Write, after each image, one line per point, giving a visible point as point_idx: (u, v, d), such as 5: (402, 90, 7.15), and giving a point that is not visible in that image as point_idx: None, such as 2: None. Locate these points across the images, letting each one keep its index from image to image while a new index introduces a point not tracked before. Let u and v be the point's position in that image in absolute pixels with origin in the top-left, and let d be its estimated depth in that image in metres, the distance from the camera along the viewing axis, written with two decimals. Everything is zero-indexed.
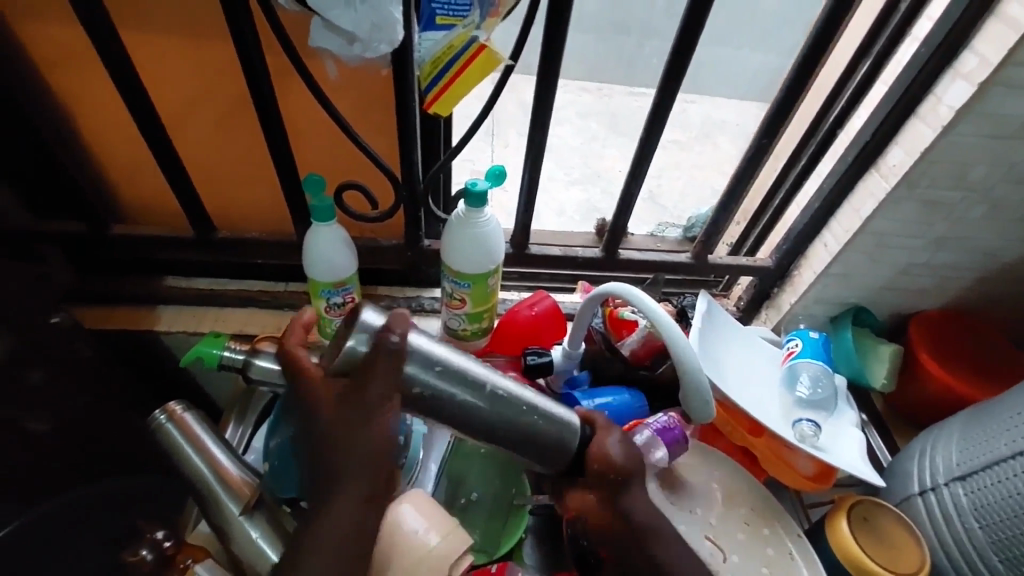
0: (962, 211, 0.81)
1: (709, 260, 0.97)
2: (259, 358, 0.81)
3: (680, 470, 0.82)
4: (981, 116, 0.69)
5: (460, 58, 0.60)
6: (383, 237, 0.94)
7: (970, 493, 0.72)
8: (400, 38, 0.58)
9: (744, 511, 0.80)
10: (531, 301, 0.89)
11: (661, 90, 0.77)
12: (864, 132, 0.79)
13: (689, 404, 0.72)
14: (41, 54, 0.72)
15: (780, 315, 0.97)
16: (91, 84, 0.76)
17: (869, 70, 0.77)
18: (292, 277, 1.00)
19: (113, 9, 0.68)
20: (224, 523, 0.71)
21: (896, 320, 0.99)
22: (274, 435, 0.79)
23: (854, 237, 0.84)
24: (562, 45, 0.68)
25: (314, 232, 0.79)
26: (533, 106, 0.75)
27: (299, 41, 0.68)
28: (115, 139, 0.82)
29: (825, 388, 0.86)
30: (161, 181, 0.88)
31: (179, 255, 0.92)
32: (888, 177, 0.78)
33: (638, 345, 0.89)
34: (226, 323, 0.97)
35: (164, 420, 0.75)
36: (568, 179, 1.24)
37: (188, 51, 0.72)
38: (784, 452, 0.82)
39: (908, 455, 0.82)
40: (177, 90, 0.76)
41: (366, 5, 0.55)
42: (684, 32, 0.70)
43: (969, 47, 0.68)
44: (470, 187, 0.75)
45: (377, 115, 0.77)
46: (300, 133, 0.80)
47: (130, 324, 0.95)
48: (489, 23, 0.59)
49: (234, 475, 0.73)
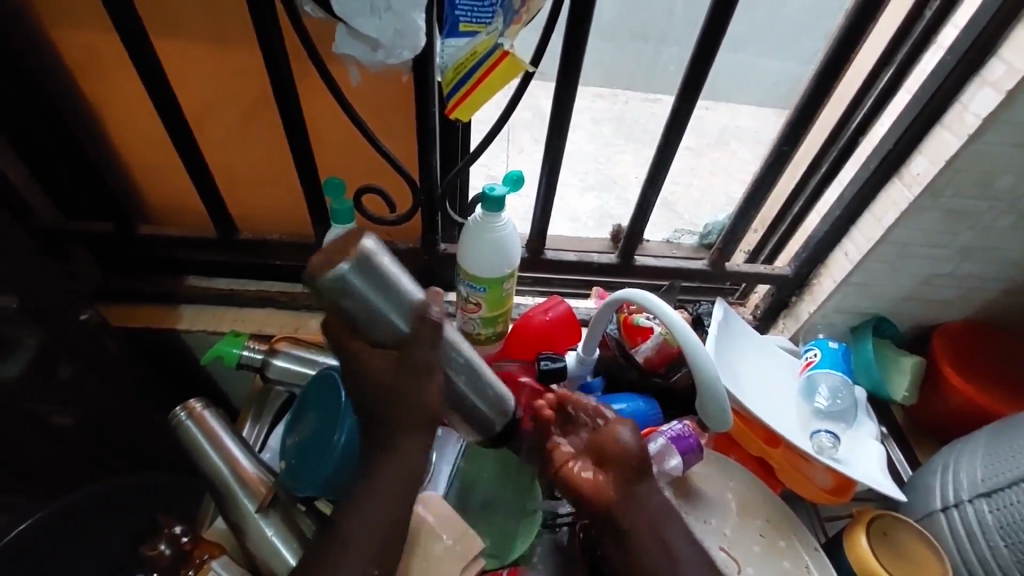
0: (988, 221, 0.80)
1: (726, 268, 0.96)
2: (277, 358, 0.85)
3: (695, 479, 0.81)
4: (1008, 125, 0.68)
5: (483, 65, 0.61)
6: (400, 241, 0.94)
7: (996, 510, 0.70)
8: (422, 44, 0.60)
9: (759, 523, 0.79)
10: (547, 306, 0.89)
11: (680, 97, 0.77)
12: (886, 140, 0.78)
13: (705, 412, 0.71)
14: (76, 60, 0.75)
15: (798, 325, 0.96)
16: (122, 88, 0.78)
17: (892, 78, 0.76)
18: (309, 278, 1.01)
19: (145, 16, 0.70)
20: (241, 520, 0.72)
21: (917, 332, 0.97)
22: (291, 433, 0.73)
23: (875, 246, 0.82)
24: (582, 51, 0.69)
25: (333, 235, 0.80)
26: (552, 111, 0.76)
27: (324, 48, 0.70)
28: (143, 141, 0.84)
29: (844, 399, 0.85)
30: (186, 183, 0.90)
31: (202, 256, 0.94)
32: (911, 186, 0.77)
33: (653, 352, 0.88)
34: (245, 323, 0.98)
35: (184, 417, 0.76)
36: (582, 186, 1.26)
37: (216, 56, 0.74)
38: (802, 463, 0.80)
39: (930, 470, 0.80)
40: (205, 95, 0.78)
41: (390, 12, 0.56)
42: (705, 40, 0.70)
43: (996, 55, 0.67)
44: (487, 191, 0.75)
45: (399, 120, 0.78)
46: (322, 137, 0.82)
47: (153, 322, 0.97)
48: (512, 30, 0.58)
49: (251, 473, 0.74)
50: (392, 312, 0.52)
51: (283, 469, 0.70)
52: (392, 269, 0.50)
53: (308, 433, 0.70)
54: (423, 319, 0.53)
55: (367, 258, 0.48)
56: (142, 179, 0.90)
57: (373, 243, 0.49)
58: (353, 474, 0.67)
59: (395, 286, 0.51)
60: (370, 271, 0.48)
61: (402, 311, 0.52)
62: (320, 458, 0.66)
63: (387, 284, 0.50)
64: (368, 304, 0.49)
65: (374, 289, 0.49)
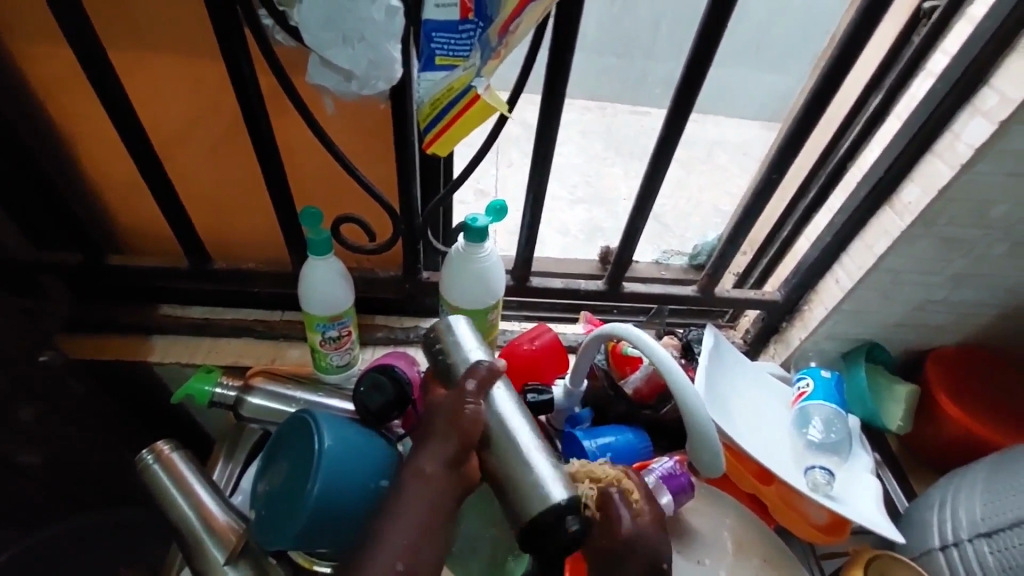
0: (981, 249, 0.78)
1: (716, 293, 0.94)
2: (251, 396, 0.82)
3: (686, 516, 0.78)
4: (1001, 156, 0.67)
5: (457, 104, 0.58)
6: (381, 269, 0.91)
7: (997, 551, 0.68)
8: (398, 76, 0.57)
9: (756, 563, 0.76)
10: (533, 334, 0.85)
11: (669, 123, 0.73)
12: (877, 166, 0.76)
13: (699, 457, 0.67)
14: (40, 82, 0.71)
15: (789, 351, 0.94)
16: (85, 110, 0.74)
17: (881, 103, 0.76)
18: (287, 306, 0.97)
19: (104, 34, 0.67)
20: (208, 571, 0.68)
21: (910, 356, 0.96)
22: (262, 478, 0.69)
23: (867, 275, 0.81)
24: (566, 77, 0.66)
25: (310, 266, 0.77)
26: (536, 137, 0.73)
27: (295, 77, 0.67)
28: (111, 166, 0.81)
29: (838, 432, 0.83)
30: (154, 209, 0.86)
31: (176, 285, 0.90)
32: (903, 215, 0.75)
33: (641, 383, 0.86)
34: (219, 355, 0.94)
35: (151, 461, 0.73)
36: (571, 199, 1.23)
37: (182, 78, 0.71)
38: (796, 501, 0.78)
39: (927, 504, 0.78)
40: (174, 118, 0.75)
41: (363, 43, 0.54)
42: (692, 66, 0.67)
43: (988, 83, 0.65)
44: (469, 222, 0.73)
45: (376, 148, 0.75)
46: (297, 163, 0.79)
47: (123, 355, 0.91)
48: (490, 67, 0.55)
49: (220, 519, 0.71)
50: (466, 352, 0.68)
51: (252, 521, 0.67)
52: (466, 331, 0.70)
53: (278, 481, 0.66)
54: (482, 369, 0.63)
55: (450, 316, 0.71)
56: (114, 207, 0.86)
57: (500, 388, 0.64)
58: (327, 526, 0.63)
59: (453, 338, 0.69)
60: (461, 333, 0.69)
61: (502, 401, 0.63)
62: (292, 508, 0.63)
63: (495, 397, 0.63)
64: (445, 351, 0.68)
65: (452, 345, 0.68)
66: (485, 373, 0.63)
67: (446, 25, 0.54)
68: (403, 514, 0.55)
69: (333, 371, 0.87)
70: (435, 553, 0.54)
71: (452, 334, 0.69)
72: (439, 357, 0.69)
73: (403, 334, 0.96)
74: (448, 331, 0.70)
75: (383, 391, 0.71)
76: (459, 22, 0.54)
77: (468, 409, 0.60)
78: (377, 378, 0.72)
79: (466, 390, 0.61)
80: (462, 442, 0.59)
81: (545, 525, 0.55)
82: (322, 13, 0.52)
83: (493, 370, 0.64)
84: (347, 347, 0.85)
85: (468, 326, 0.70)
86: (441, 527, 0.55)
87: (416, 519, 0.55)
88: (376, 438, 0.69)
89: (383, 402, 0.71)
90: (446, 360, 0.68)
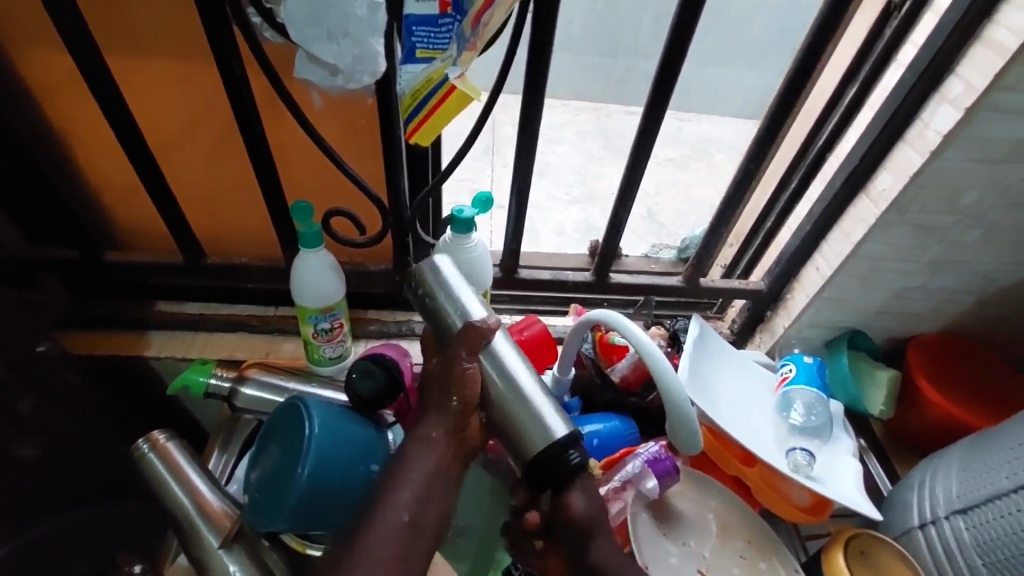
0: (956, 235, 0.80)
1: (702, 284, 0.95)
2: (245, 387, 0.83)
3: (671, 499, 0.80)
4: (968, 142, 0.69)
5: (436, 93, 0.61)
6: (372, 262, 0.94)
7: (972, 528, 0.69)
8: (383, 68, 0.59)
9: (740, 544, 0.78)
10: (522, 325, 0.86)
11: (648, 116, 0.75)
12: (853, 155, 0.78)
13: (676, 435, 0.69)
14: (35, 83, 0.73)
15: (773, 339, 0.96)
16: (80, 110, 0.76)
17: (856, 94, 0.78)
18: (282, 301, 0.99)
19: (100, 37, 0.68)
20: (203, 555, 0.70)
21: (894, 344, 0.97)
22: (254, 465, 0.70)
23: (846, 262, 0.83)
24: (546, 70, 0.68)
25: (301, 259, 0.79)
26: (520, 131, 0.75)
27: (285, 74, 0.70)
28: (106, 164, 0.83)
29: (820, 415, 0.85)
30: (149, 206, 0.88)
31: (171, 280, 0.92)
32: (877, 202, 0.77)
33: (628, 371, 0.87)
34: (215, 349, 0.96)
35: (147, 450, 0.74)
36: (567, 199, 1.25)
37: (174, 77, 0.73)
38: (779, 483, 0.80)
39: (907, 485, 0.79)
40: (168, 118, 0.77)
41: (347, 38, 0.56)
42: (668, 59, 0.69)
43: (953, 72, 0.68)
44: (456, 213, 0.75)
45: (365, 143, 0.78)
46: (288, 158, 0.81)
47: (121, 348, 0.94)
48: (465, 57, 0.58)
49: (214, 505, 0.72)
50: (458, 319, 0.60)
51: (246, 505, 0.68)
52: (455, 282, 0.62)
53: (270, 465, 0.67)
54: (475, 321, 0.59)
55: (436, 257, 0.63)
56: (110, 205, 0.88)
57: (497, 343, 0.61)
58: (318, 509, 0.65)
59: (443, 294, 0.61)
60: (454, 286, 0.61)
61: (501, 350, 0.62)
62: (283, 490, 0.64)
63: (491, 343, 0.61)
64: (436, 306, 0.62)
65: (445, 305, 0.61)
66: (481, 326, 0.59)
67: (425, 19, 0.57)
68: (407, 478, 0.56)
69: (326, 363, 0.89)
70: (442, 509, 0.57)
71: (441, 290, 0.61)
72: (425, 300, 0.63)
73: (396, 327, 0.98)
74: (433, 273, 0.62)
75: (373, 376, 0.73)
76: (438, 16, 0.57)
77: (465, 371, 0.59)
78: (369, 367, 0.74)
79: (460, 350, 0.59)
80: (463, 406, 0.59)
81: (547, 460, 0.56)
82: (306, 9, 0.54)
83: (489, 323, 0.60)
84: (338, 340, 0.87)
85: (453, 265, 0.63)
86: (446, 485, 0.58)
87: (421, 479, 0.57)
88: (365, 425, 0.71)
89: (376, 389, 0.73)
90: (434, 302, 0.62)
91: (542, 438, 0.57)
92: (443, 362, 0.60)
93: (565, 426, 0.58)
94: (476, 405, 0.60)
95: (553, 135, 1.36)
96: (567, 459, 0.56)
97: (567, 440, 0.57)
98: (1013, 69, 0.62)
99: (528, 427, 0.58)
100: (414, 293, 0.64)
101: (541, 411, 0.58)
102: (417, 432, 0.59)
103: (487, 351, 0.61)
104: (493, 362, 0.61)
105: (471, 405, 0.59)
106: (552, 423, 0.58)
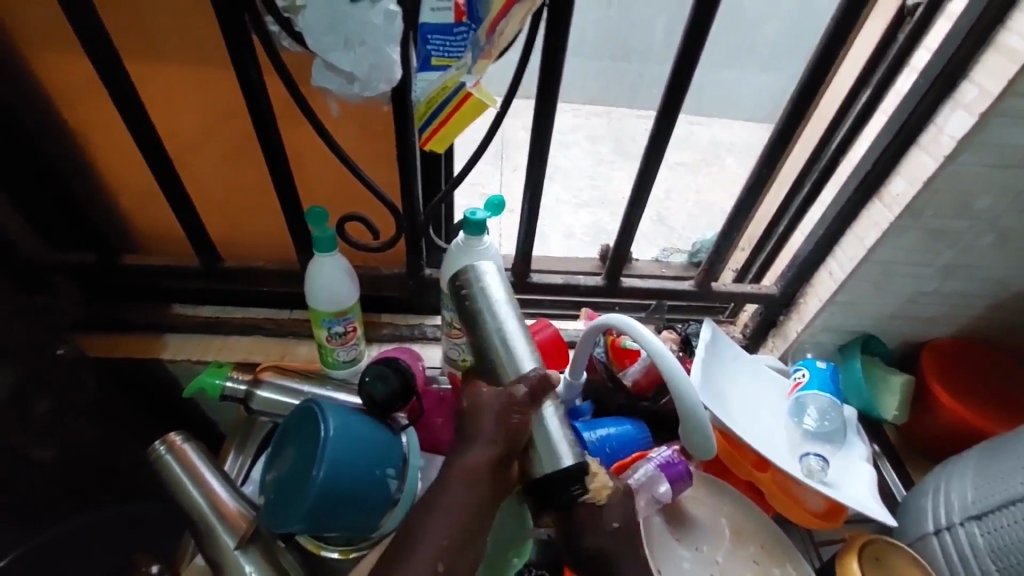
0: (970, 239, 0.80)
1: (713, 288, 0.95)
2: (261, 389, 0.84)
3: (683, 504, 0.80)
4: (983, 146, 0.68)
5: (450, 101, 0.62)
6: (386, 267, 0.95)
7: (986, 534, 0.69)
8: (398, 75, 0.60)
9: (752, 549, 0.77)
10: (534, 328, 0.87)
11: (659, 121, 0.76)
12: (866, 160, 0.78)
13: (689, 438, 0.69)
14: (57, 89, 0.75)
15: (786, 344, 0.95)
16: (101, 116, 0.78)
17: (869, 100, 0.78)
18: (296, 304, 1.00)
19: (122, 46, 0.70)
20: (220, 556, 0.71)
21: (907, 349, 0.97)
22: (271, 467, 0.71)
23: (859, 266, 0.82)
24: (558, 78, 0.68)
25: (316, 262, 0.79)
26: (532, 137, 0.75)
27: (301, 82, 0.71)
28: (125, 169, 0.84)
29: (833, 421, 0.85)
30: (167, 211, 0.90)
31: (187, 284, 0.93)
32: (891, 207, 0.77)
33: (640, 375, 0.88)
34: (231, 352, 0.97)
35: (164, 451, 0.75)
36: (577, 203, 1.25)
37: (192, 85, 0.74)
38: (793, 488, 0.79)
39: (922, 491, 0.79)
40: (185, 123, 0.78)
41: (364, 47, 0.57)
42: (681, 64, 0.70)
43: (968, 78, 0.67)
44: (469, 216, 0.75)
45: (379, 151, 0.79)
46: (304, 164, 0.82)
47: (139, 352, 0.95)
48: (480, 65, 0.59)
49: (231, 507, 0.73)
50: (499, 343, 0.62)
51: (262, 506, 0.69)
52: (501, 302, 0.64)
53: (286, 468, 0.68)
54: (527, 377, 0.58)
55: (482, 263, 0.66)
56: (128, 208, 0.90)
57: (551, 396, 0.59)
58: (333, 512, 0.65)
59: (489, 313, 0.63)
60: (499, 306, 0.64)
61: (524, 360, 0.61)
62: (299, 493, 0.65)
63: (514, 348, 0.62)
64: (477, 321, 0.63)
65: (488, 323, 0.63)
66: (537, 380, 0.58)
67: (442, 28, 0.58)
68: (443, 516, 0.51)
69: (340, 367, 0.90)
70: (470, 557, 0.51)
71: (487, 308, 0.64)
72: (465, 301, 0.65)
73: (408, 331, 0.99)
74: (476, 277, 0.65)
75: (387, 380, 0.74)
76: (454, 25, 0.58)
77: (514, 417, 0.56)
78: (383, 370, 0.74)
79: (516, 397, 0.57)
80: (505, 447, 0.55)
81: (551, 485, 0.55)
82: (324, 18, 0.55)
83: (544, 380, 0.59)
84: (353, 343, 0.88)
85: (498, 278, 0.66)
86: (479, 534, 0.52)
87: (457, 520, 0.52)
88: (381, 428, 0.72)
89: (388, 393, 0.73)
90: (473, 302, 0.64)
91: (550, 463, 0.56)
92: (492, 400, 0.57)
93: (573, 455, 0.56)
94: (518, 446, 0.56)
95: (563, 140, 1.36)
96: (567, 491, 0.54)
97: (575, 469, 0.55)
98: None
99: (540, 454, 0.57)
100: (456, 296, 0.67)
101: (553, 437, 0.57)
102: (450, 473, 0.54)
103: (550, 408, 0.59)
104: (515, 372, 0.61)
105: (513, 448, 0.55)
106: (562, 454, 0.56)
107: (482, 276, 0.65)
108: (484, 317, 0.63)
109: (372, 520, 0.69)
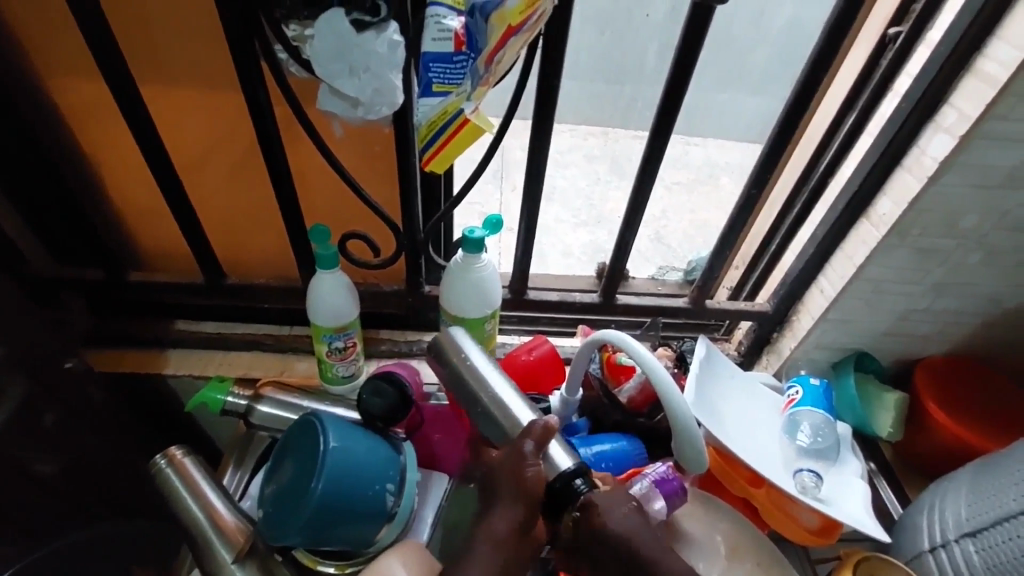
0: (958, 258, 0.82)
1: (707, 305, 0.97)
2: (261, 404, 0.86)
3: (679, 520, 0.80)
4: (965, 167, 0.71)
5: (450, 124, 0.64)
6: (386, 283, 0.96)
7: (982, 551, 0.69)
8: (400, 100, 0.62)
9: (748, 566, 0.78)
10: (531, 345, 0.89)
11: (652, 141, 0.78)
12: (852, 180, 0.80)
13: (683, 454, 0.70)
14: (71, 109, 0.78)
15: (780, 361, 0.97)
16: (112, 135, 0.80)
17: (853, 124, 0.81)
18: (296, 321, 1.02)
19: (134, 67, 0.73)
20: (216, 570, 0.72)
21: (901, 366, 0.98)
22: (269, 480, 0.72)
23: (848, 284, 0.84)
24: (554, 101, 0.71)
25: (318, 280, 0.81)
26: (529, 157, 0.78)
27: (308, 105, 0.74)
28: (134, 188, 0.87)
29: (826, 438, 0.86)
30: (174, 228, 0.92)
31: (192, 299, 0.95)
32: (878, 226, 0.79)
33: (635, 392, 0.88)
34: (231, 367, 0.98)
35: (164, 465, 0.76)
36: (575, 222, 1.29)
37: (201, 107, 0.77)
38: (786, 503, 0.80)
39: (918, 508, 0.79)
40: (194, 143, 0.81)
41: (368, 73, 0.59)
42: (672, 86, 0.73)
43: (948, 102, 0.70)
44: (467, 234, 0.77)
45: (380, 171, 0.81)
46: (308, 183, 0.84)
47: (139, 367, 0.96)
48: (479, 92, 0.62)
49: (229, 521, 0.74)
50: (492, 396, 0.72)
51: (260, 518, 0.70)
52: (480, 368, 0.74)
53: (285, 481, 0.69)
54: (536, 423, 0.63)
55: (450, 328, 0.77)
56: (135, 226, 0.92)
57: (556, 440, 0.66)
58: (331, 523, 0.66)
59: (471, 375, 0.74)
60: (478, 365, 0.74)
61: (515, 411, 0.71)
62: (296, 504, 0.66)
63: (504, 402, 0.71)
64: (464, 386, 0.74)
65: (474, 385, 0.73)
66: (540, 430, 0.62)
67: (442, 57, 0.60)
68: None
69: (338, 382, 0.91)
70: None
71: (468, 373, 0.74)
72: (448, 369, 0.75)
73: (407, 347, 1.00)
74: (448, 340, 0.76)
75: (384, 395, 0.75)
76: (453, 53, 0.60)
77: (529, 473, 0.60)
78: (379, 385, 0.76)
79: (526, 452, 0.61)
80: (527, 507, 0.59)
81: (559, 493, 0.60)
82: (331, 47, 0.58)
83: (548, 426, 0.63)
84: (352, 358, 0.89)
85: (466, 334, 0.77)
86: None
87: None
88: (379, 442, 0.73)
89: (386, 407, 0.75)
90: (449, 360, 0.75)
91: (551, 472, 0.62)
92: (508, 463, 0.61)
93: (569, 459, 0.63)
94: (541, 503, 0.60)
95: (560, 160, 1.39)
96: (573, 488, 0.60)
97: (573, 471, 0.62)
98: (1006, 97, 0.64)
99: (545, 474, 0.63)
100: (436, 360, 0.77)
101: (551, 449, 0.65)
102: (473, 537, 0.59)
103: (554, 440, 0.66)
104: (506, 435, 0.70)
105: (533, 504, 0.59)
106: (559, 458, 0.64)
107: (454, 338, 0.76)
108: (469, 386, 0.73)
109: (367, 533, 0.70)
